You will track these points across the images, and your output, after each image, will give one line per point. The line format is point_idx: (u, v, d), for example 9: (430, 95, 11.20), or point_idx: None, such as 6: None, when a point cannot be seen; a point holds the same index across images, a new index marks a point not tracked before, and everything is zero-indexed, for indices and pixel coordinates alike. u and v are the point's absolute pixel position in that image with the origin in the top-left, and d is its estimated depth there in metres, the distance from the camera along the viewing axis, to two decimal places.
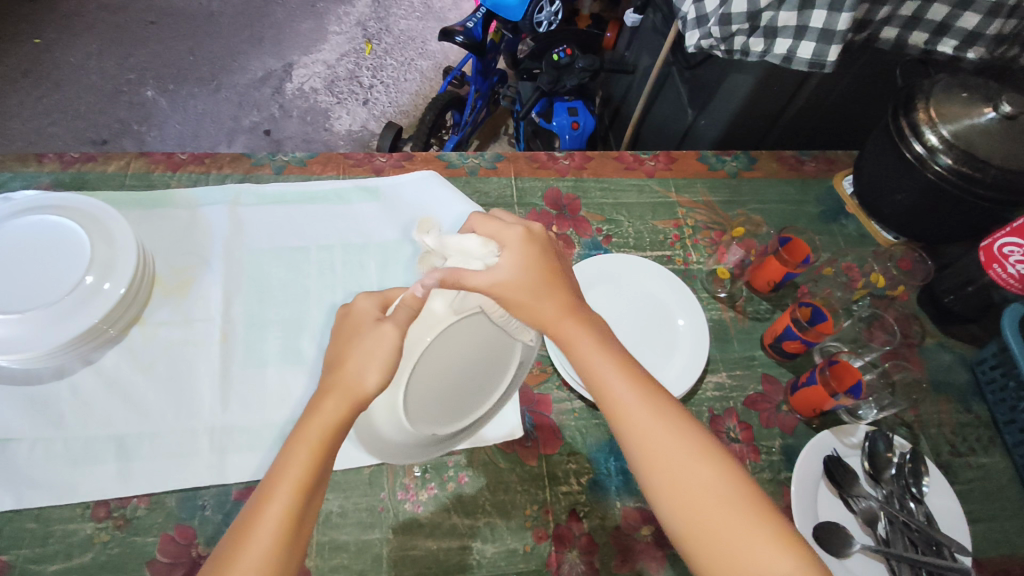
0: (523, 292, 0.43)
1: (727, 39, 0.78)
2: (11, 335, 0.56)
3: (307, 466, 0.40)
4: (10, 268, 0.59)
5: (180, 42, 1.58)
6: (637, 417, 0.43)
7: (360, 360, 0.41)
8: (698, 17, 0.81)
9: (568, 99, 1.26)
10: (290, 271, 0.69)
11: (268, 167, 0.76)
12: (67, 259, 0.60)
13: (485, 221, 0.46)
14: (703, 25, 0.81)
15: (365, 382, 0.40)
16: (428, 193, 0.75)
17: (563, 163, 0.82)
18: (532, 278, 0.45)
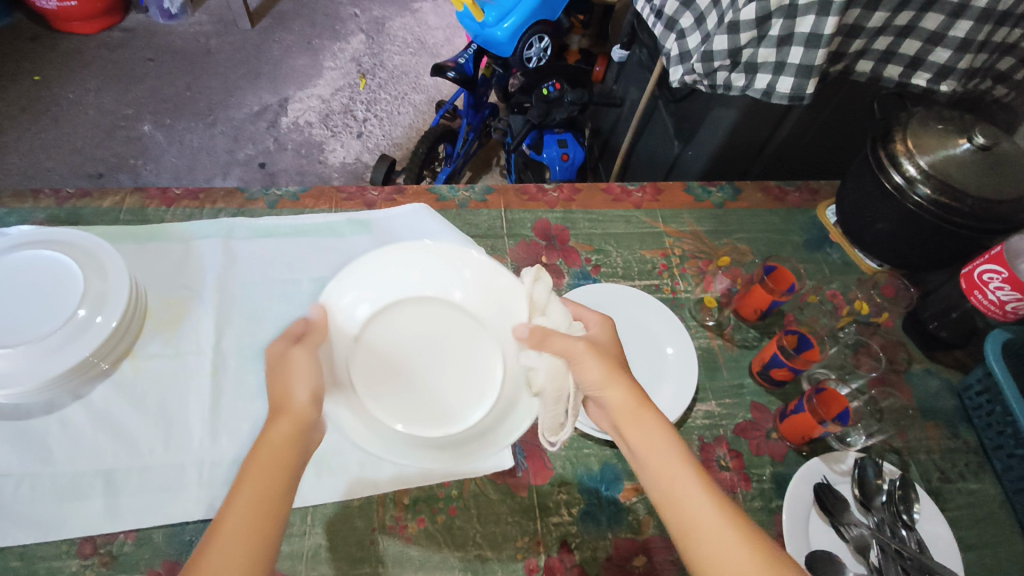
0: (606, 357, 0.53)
1: (710, 75, 0.82)
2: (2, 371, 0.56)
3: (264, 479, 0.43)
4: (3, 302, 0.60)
5: (178, 78, 1.61)
6: (663, 454, 0.48)
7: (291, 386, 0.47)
8: (682, 54, 0.86)
9: (557, 131, 1.29)
10: (282, 304, 0.69)
11: (261, 202, 0.77)
12: (61, 293, 0.61)
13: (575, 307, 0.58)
14: (686, 61, 0.86)
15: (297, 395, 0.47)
16: (419, 226, 0.77)
17: (552, 195, 0.83)
18: (602, 353, 0.53)
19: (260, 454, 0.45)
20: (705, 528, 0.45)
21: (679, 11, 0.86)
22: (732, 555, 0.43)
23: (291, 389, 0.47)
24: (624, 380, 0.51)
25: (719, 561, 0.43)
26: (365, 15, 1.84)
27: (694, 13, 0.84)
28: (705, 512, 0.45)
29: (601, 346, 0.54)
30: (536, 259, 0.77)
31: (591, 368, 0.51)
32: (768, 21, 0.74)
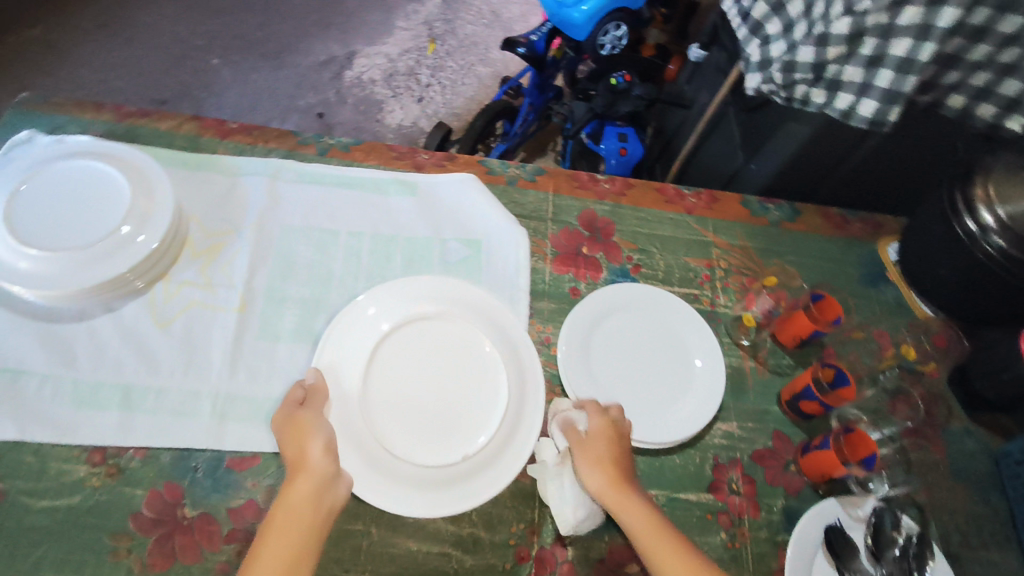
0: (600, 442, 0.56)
1: (789, 87, 0.79)
2: (42, 273, 0.58)
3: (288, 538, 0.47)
4: (58, 200, 0.61)
5: (252, 16, 1.62)
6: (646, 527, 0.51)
7: (306, 440, 0.51)
8: (762, 61, 0.83)
9: (619, 125, 1.25)
10: (317, 252, 0.69)
11: (313, 147, 0.77)
12: (106, 206, 0.62)
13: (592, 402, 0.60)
14: (766, 69, 0.83)
15: (309, 454, 0.51)
16: (464, 197, 0.75)
17: (603, 186, 0.81)
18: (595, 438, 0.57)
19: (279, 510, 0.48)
20: None
21: (766, 15, 0.83)
22: None
23: (305, 451, 0.51)
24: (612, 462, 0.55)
25: None
26: None
27: (783, 20, 0.80)
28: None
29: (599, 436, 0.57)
30: (576, 248, 0.75)
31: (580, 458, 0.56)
32: (861, 39, 0.70)
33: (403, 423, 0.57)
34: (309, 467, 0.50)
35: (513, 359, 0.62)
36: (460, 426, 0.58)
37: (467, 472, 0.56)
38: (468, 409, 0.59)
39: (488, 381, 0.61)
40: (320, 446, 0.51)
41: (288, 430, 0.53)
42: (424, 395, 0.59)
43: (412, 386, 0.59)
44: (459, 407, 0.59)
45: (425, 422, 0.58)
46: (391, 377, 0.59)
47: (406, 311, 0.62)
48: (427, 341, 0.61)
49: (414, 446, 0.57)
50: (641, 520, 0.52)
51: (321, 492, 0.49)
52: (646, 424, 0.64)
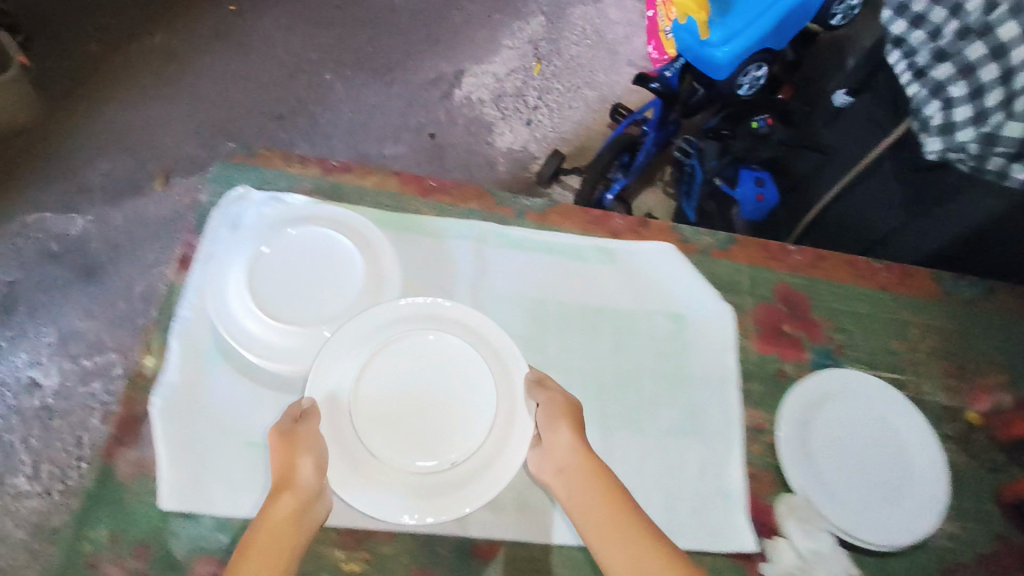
0: (563, 441, 0.55)
1: (982, 158, 0.76)
2: (292, 346, 0.59)
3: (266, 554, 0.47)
4: (268, 277, 0.61)
5: (363, 30, 1.60)
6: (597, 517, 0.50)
7: (295, 459, 0.52)
8: (945, 126, 0.79)
9: (755, 168, 1.22)
10: (530, 326, 0.69)
11: (510, 209, 0.75)
12: (340, 275, 0.62)
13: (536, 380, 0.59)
14: (950, 135, 0.79)
15: (301, 476, 0.51)
16: (665, 269, 0.74)
17: (795, 258, 0.79)
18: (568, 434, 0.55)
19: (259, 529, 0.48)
20: None
21: (951, 78, 0.77)
22: None
23: (294, 469, 0.52)
24: (584, 457, 0.54)
25: None
26: None
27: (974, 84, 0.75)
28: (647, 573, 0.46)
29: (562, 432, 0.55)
30: (777, 326, 0.74)
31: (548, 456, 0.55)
32: None
33: (387, 434, 0.57)
34: (297, 486, 0.51)
35: (501, 367, 0.60)
36: (450, 438, 0.58)
37: (464, 480, 0.56)
38: (459, 421, 0.58)
39: (473, 390, 0.60)
40: (312, 468, 0.52)
41: (279, 449, 0.53)
42: (411, 407, 0.58)
43: (398, 399, 0.58)
44: (448, 416, 0.59)
45: (415, 433, 0.58)
46: (377, 394, 0.58)
47: (392, 325, 0.60)
48: (411, 354, 0.60)
49: (403, 456, 0.57)
50: (596, 506, 0.51)
51: (304, 510, 0.50)
52: (875, 521, 0.62)
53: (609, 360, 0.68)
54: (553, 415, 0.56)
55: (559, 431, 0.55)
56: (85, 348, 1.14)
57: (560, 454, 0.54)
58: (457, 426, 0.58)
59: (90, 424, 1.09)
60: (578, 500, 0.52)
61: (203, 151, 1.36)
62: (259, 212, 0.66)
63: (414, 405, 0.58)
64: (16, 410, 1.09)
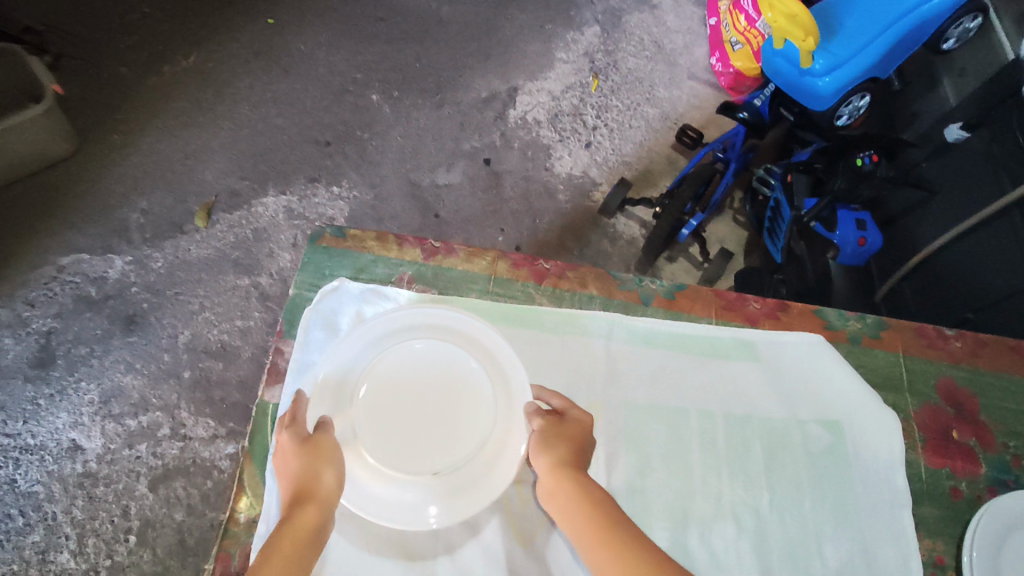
0: (545, 455, 0.48)
1: None
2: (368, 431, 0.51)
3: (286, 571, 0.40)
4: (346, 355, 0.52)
5: (409, 45, 1.49)
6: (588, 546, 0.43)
7: (318, 467, 0.46)
8: None
9: (855, 208, 1.11)
10: (672, 441, 0.59)
11: (636, 294, 0.66)
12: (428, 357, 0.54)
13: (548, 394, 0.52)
14: None
15: (322, 482, 0.45)
16: (815, 365, 0.64)
17: (954, 344, 0.69)
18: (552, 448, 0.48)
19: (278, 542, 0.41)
20: None
21: None
22: None
23: (317, 478, 0.45)
24: (563, 481, 0.46)
25: None
26: (602, 1, 1.63)
27: None
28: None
29: (547, 442, 0.48)
30: (945, 431, 0.64)
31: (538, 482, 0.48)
32: None
33: (376, 434, 0.51)
34: (321, 494, 0.44)
35: (499, 374, 0.53)
36: (447, 439, 0.51)
37: (456, 487, 0.49)
38: (455, 417, 0.52)
39: (471, 395, 0.53)
40: (335, 476, 0.46)
41: (295, 457, 0.46)
42: (404, 407, 0.52)
43: (389, 395, 0.52)
44: (441, 413, 0.52)
45: (405, 435, 0.51)
46: (372, 391, 0.52)
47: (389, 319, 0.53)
48: (405, 353, 0.53)
49: (392, 456, 0.50)
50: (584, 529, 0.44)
51: (326, 520, 0.44)
52: None
53: (765, 483, 0.58)
54: (550, 431, 0.49)
55: (550, 447, 0.48)
56: (129, 408, 1.06)
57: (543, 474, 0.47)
58: (454, 425, 0.52)
59: (137, 492, 1.01)
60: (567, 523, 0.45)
61: (246, 182, 1.27)
62: (360, 312, 0.58)
63: (407, 405, 0.52)
64: (58, 477, 1.01)
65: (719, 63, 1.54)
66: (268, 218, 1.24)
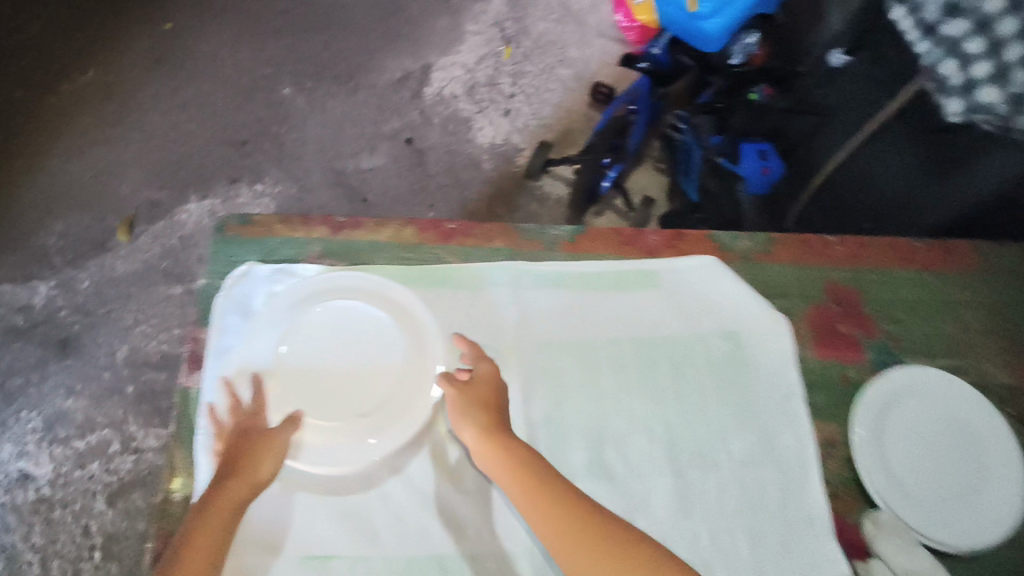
0: (464, 416, 0.53)
1: (1010, 117, 0.81)
2: (292, 390, 0.53)
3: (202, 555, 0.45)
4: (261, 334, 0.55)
5: (316, 34, 1.48)
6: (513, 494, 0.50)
7: (255, 456, 0.49)
8: (965, 87, 0.85)
9: (757, 140, 1.17)
10: (584, 371, 0.63)
11: (541, 242, 0.69)
12: (337, 317, 0.56)
13: (464, 345, 0.57)
14: (970, 96, 0.84)
15: (263, 471, 0.49)
16: (712, 284, 0.69)
17: (837, 249, 0.75)
18: (472, 409, 0.53)
19: (202, 525, 0.46)
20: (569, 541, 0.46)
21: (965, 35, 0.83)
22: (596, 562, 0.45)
23: (258, 466, 0.49)
24: (487, 440, 0.52)
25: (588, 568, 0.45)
26: None
27: (989, 42, 0.81)
28: (568, 532, 0.46)
29: (465, 404, 0.54)
30: (833, 327, 0.70)
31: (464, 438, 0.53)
32: None
33: (298, 389, 0.53)
34: (254, 481, 0.49)
35: (408, 321, 0.57)
36: (366, 384, 0.54)
37: (381, 424, 0.53)
38: (372, 364, 0.55)
39: (385, 343, 0.55)
40: (273, 465, 0.50)
41: (251, 439, 0.51)
42: (321, 364, 0.54)
43: (307, 357, 0.54)
44: (359, 363, 0.54)
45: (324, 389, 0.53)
46: (288, 358, 0.54)
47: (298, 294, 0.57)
48: (318, 319, 0.56)
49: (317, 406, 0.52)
50: (508, 479, 0.50)
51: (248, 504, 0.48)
52: (951, 526, 0.61)
53: (672, 396, 0.63)
54: (466, 396, 0.54)
55: (471, 412, 0.53)
56: (75, 429, 1.06)
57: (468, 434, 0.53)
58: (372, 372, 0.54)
59: (95, 509, 1.01)
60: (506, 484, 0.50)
61: (165, 192, 1.26)
62: (271, 292, 0.60)
63: (324, 362, 0.54)
64: (13, 507, 1.01)
65: (623, 19, 1.50)
66: (192, 224, 1.23)
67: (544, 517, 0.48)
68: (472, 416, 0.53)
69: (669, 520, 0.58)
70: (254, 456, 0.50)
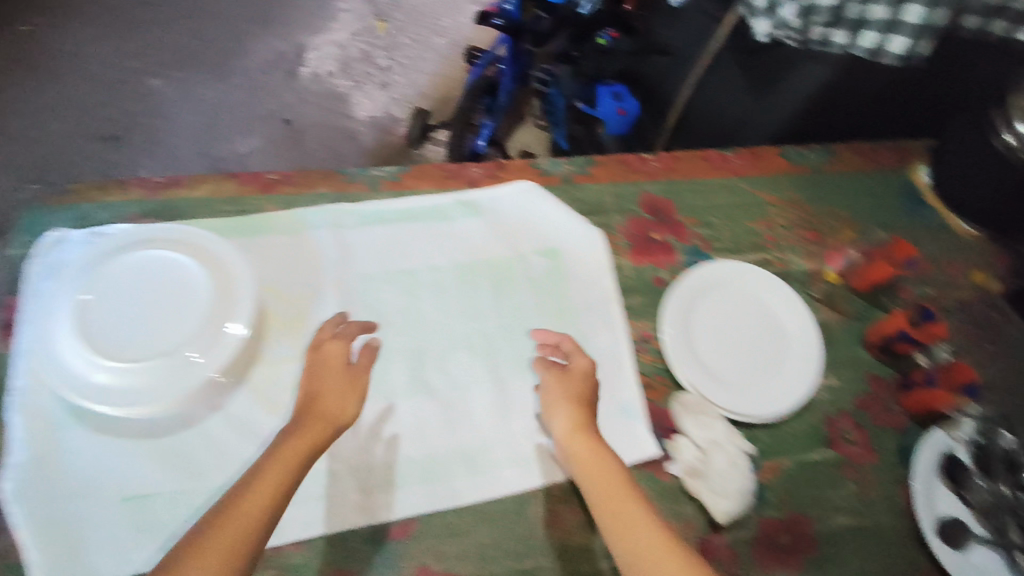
0: (567, 392, 0.60)
1: (805, 32, 0.83)
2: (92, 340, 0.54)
3: (278, 478, 0.48)
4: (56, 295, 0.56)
5: (183, 24, 1.47)
6: (584, 459, 0.56)
7: (334, 397, 0.56)
8: (768, 8, 0.86)
9: (610, 83, 1.23)
10: (403, 298, 0.66)
11: (362, 184, 0.72)
12: (139, 269, 0.57)
13: (545, 334, 0.65)
14: (773, 16, 0.86)
15: (347, 409, 0.55)
16: (530, 206, 0.73)
17: (652, 165, 0.80)
18: (582, 392, 0.60)
19: (279, 459, 0.49)
20: (619, 503, 0.52)
21: None
22: (640, 524, 0.50)
23: (342, 411, 0.55)
24: (575, 416, 0.59)
25: (628, 528, 0.50)
26: None
27: None
28: (618, 494, 0.53)
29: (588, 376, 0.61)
30: (647, 236, 0.75)
31: (549, 414, 0.60)
32: None
33: (99, 338, 0.54)
34: (338, 420, 0.54)
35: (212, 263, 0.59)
36: (171, 326, 0.56)
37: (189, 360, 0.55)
38: (177, 308, 0.57)
39: (189, 287, 0.58)
40: (357, 405, 0.56)
41: (335, 379, 0.57)
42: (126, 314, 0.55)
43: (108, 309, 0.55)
44: (164, 308, 0.56)
45: (122, 327, 0.55)
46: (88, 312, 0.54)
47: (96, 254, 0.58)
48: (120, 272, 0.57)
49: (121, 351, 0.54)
50: (580, 447, 0.57)
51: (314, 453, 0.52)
52: (765, 395, 0.67)
53: (492, 312, 0.67)
54: (569, 381, 0.61)
55: (568, 396, 0.60)
56: None
57: (563, 408, 0.59)
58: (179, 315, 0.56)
59: None
60: (588, 472, 0.55)
61: None
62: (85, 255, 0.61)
63: (127, 311, 0.55)
64: None
65: None
66: None
67: (600, 481, 0.54)
68: (572, 395, 0.60)
69: (488, 422, 0.62)
70: (334, 398, 0.56)
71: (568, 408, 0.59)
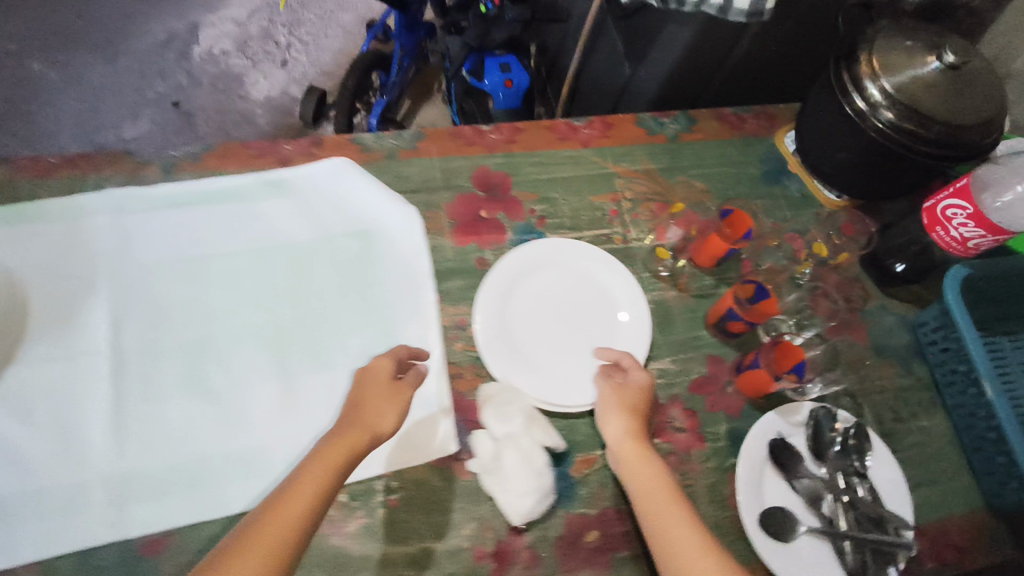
0: (632, 400, 0.58)
1: None
2: None
3: (316, 490, 0.46)
4: None
5: (67, 5, 1.40)
6: (631, 463, 0.54)
7: (381, 409, 0.52)
8: None
9: (499, 53, 1.16)
10: (188, 290, 0.61)
11: (156, 166, 0.66)
12: None
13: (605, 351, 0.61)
14: None
15: (384, 422, 0.51)
16: (342, 186, 0.68)
17: (491, 137, 0.74)
18: (629, 398, 0.58)
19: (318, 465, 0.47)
20: (666, 511, 0.51)
21: None
22: (686, 536, 0.49)
23: (381, 421, 0.51)
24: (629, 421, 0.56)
25: (673, 537, 0.49)
26: None
27: None
28: (665, 503, 0.51)
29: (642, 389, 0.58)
30: (475, 214, 0.70)
31: (604, 417, 0.57)
32: None
33: None
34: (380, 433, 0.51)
35: None
36: None
37: None
38: None
39: None
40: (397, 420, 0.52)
41: (382, 391, 0.53)
42: None
43: None
44: None
45: None
46: None
47: None
48: None
49: None
50: (632, 451, 0.55)
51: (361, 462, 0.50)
52: (583, 383, 0.63)
53: (288, 302, 0.63)
54: (623, 391, 0.58)
55: (628, 400, 0.57)
56: None
57: (615, 415, 0.57)
58: None
59: None
60: (633, 474, 0.54)
61: None
62: None
63: None
64: None
65: None
66: None
67: (647, 487, 0.53)
68: (628, 401, 0.57)
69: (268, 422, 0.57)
70: (378, 411, 0.52)
71: (621, 415, 0.57)
